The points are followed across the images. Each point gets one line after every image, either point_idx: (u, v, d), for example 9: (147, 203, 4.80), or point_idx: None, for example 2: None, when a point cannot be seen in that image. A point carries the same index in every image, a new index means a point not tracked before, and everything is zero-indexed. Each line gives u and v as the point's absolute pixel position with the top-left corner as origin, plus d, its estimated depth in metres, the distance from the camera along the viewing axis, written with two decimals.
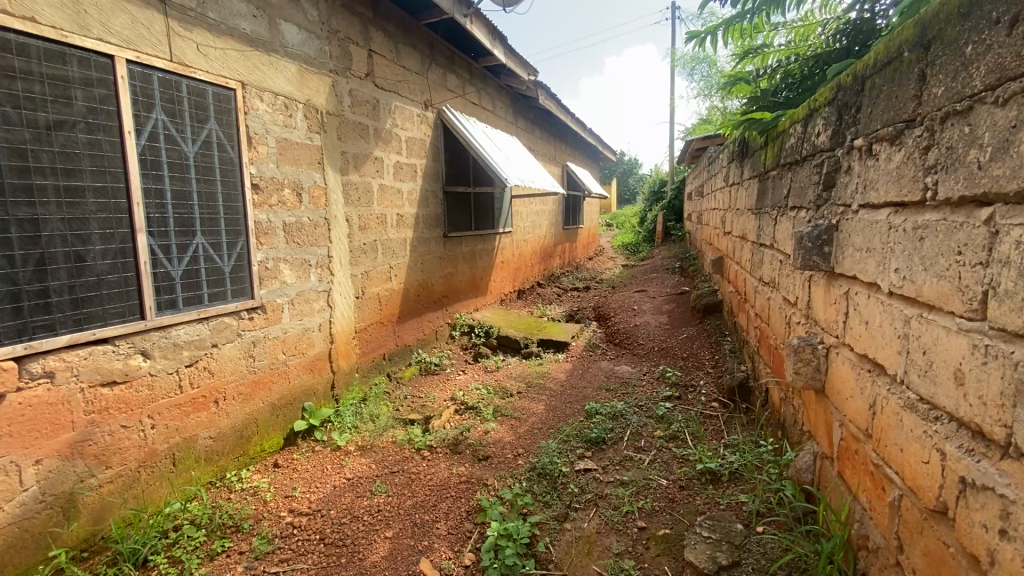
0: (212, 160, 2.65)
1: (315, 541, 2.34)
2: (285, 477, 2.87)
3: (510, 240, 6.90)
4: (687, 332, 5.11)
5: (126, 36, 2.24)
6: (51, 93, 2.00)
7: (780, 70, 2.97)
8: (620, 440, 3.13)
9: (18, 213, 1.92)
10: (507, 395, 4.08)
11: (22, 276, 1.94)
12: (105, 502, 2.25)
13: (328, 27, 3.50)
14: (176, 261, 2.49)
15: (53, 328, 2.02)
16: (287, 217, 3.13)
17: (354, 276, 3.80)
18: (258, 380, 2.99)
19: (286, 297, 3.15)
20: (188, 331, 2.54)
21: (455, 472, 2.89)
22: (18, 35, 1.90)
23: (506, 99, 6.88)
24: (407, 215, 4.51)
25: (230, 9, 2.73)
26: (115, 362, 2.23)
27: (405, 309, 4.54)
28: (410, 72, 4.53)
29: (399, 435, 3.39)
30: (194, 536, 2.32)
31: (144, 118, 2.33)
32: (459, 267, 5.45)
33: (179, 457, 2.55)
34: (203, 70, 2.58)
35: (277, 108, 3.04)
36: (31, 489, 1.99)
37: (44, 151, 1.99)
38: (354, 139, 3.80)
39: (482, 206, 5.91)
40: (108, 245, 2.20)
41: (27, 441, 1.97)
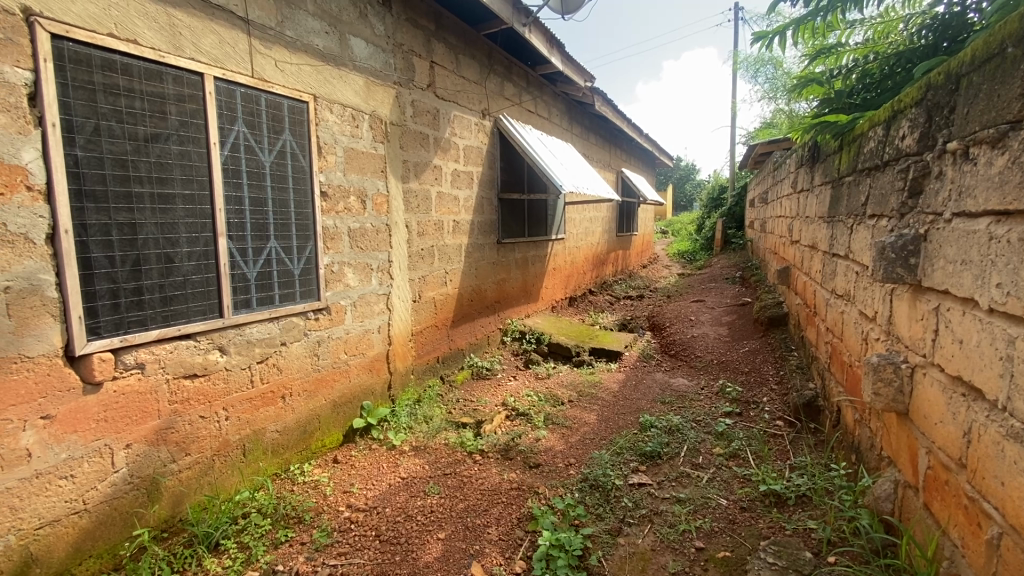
0: (286, 169, 2.81)
1: (372, 537, 2.41)
2: (344, 473, 2.98)
3: (563, 247, 6.88)
4: (749, 345, 4.89)
5: (214, 55, 2.42)
6: (149, 108, 2.18)
7: (858, 70, 2.78)
8: (676, 455, 3.03)
9: (119, 218, 2.09)
10: (559, 403, 4.04)
11: (121, 275, 2.11)
12: (184, 487, 2.41)
13: (394, 40, 3.64)
14: (252, 263, 2.66)
15: (144, 324, 2.19)
16: (352, 223, 3.27)
17: (412, 281, 3.91)
18: (322, 378, 3.12)
19: (349, 299, 3.29)
20: (260, 329, 2.70)
21: (506, 478, 2.90)
22: (122, 57, 2.08)
23: (561, 106, 6.87)
24: (463, 222, 4.59)
25: (305, 26, 2.91)
26: (196, 357, 2.40)
27: (459, 313, 4.62)
28: (469, 81, 4.63)
29: (451, 437, 3.44)
30: (261, 524, 2.45)
31: (227, 130, 2.51)
32: (512, 273, 5.50)
33: (250, 448, 2.71)
34: (279, 84, 2.74)
35: (345, 119, 3.19)
36: (121, 471, 2.16)
37: (142, 162, 2.16)
38: (416, 148, 3.92)
39: (536, 212, 5.94)
40: (194, 247, 2.37)
41: (120, 426, 2.14)
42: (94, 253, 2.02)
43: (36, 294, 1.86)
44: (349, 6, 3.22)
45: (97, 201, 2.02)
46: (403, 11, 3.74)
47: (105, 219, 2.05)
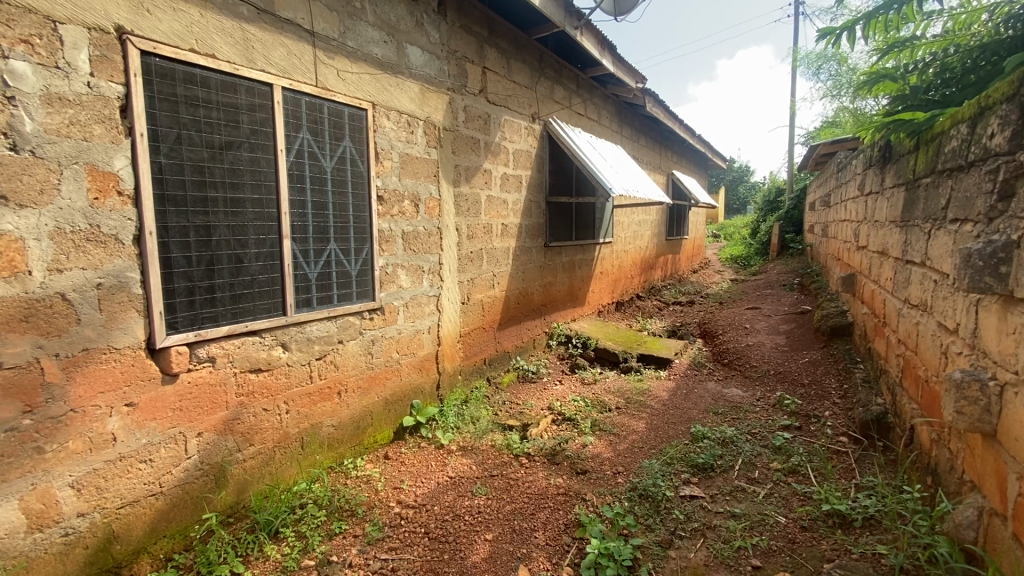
0: (346, 174, 2.93)
1: (421, 534, 2.45)
2: (394, 469, 3.06)
3: (610, 250, 6.79)
4: (809, 356, 4.65)
5: (282, 66, 2.56)
6: (224, 118, 2.32)
7: (935, 63, 2.59)
8: (730, 469, 2.92)
9: (196, 221, 2.23)
10: (606, 409, 3.99)
11: (196, 274, 2.25)
12: (247, 475, 2.54)
13: (448, 47, 3.72)
14: (314, 263, 2.78)
15: (216, 320, 2.33)
16: (406, 226, 3.37)
17: (461, 283, 3.97)
18: (375, 376, 3.22)
19: (401, 300, 3.38)
20: (319, 327, 2.82)
21: (553, 482, 2.88)
22: (202, 70, 2.23)
23: (612, 108, 6.79)
24: (512, 225, 4.62)
25: (365, 37, 3.02)
26: (261, 352, 2.53)
27: (506, 316, 4.65)
28: (520, 85, 4.66)
29: (497, 439, 3.46)
30: (317, 515, 2.55)
31: (293, 138, 2.64)
32: (559, 277, 5.49)
33: (307, 441, 2.82)
34: (341, 92, 2.86)
35: (401, 125, 3.29)
36: (193, 457, 2.30)
37: (217, 168, 2.30)
38: (467, 152, 3.98)
39: (585, 216, 5.89)
40: (261, 248, 2.51)
41: (193, 415, 2.28)
42: (173, 253, 2.17)
43: (123, 290, 2.01)
44: (406, 15, 3.32)
45: (177, 204, 2.17)
46: (458, 18, 3.82)
47: (183, 222, 2.19)
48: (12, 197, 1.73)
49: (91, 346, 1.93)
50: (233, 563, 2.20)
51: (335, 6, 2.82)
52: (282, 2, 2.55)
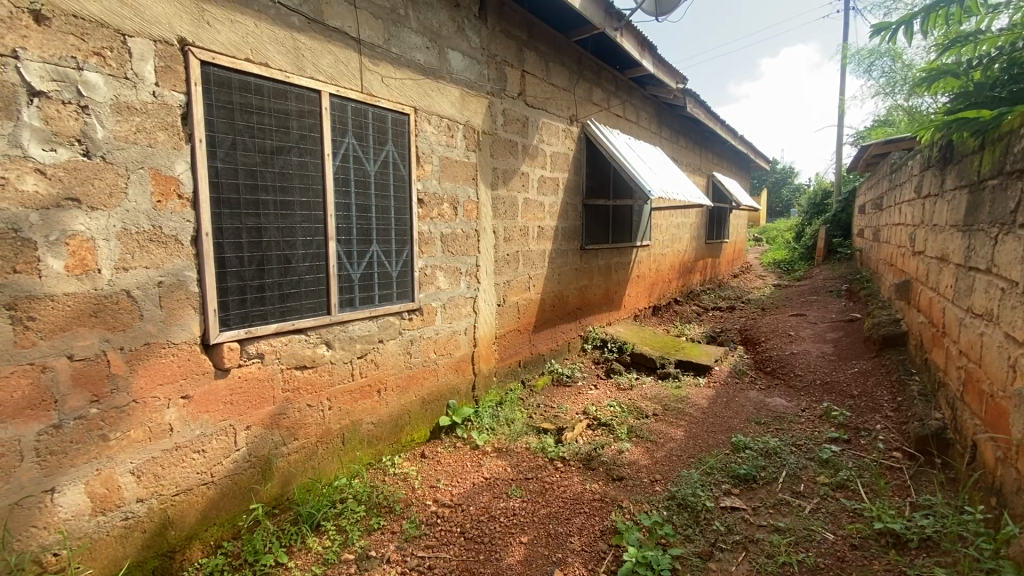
0: (388, 178, 3.00)
1: (457, 533, 2.48)
2: (431, 468, 3.10)
3: (648, 254, 6.69)
4: (858, 366, 4.45)
5: (330, 73, 2.64)
6: (275, 124, 2.42)
7: (1003, 58, 2.43)
8: (774, 481, 2.82)
9: (247, 223, 2.33)
10: (643, 415, 3.92)
11: (247, 274, 2.35)
12: (292, 469, 2.62)
13: (488, 52, 3.75)
14: (357, 264, 2.86)
15: (265, 318, 2.43)
16: (444, 228, 3.42)
17: (498, 285, 4.00)
18: (413, 375, 3.28)
19: (439, 301, 3.43)
20: (361, 327, 2.89)
21: (589, 488, 2.86)
22: (256, 78, 2.33)
23: (651, 109, 6.69)
24: (548, 227, 4.62)
25: (409, 43, 3.09)
26: (307, 350, 2.62)
27: (541, 319, 4.64)
28: (558, 88, 4.66)
29: (532, 442, 3.45)
30: (357, 510, 2.61)
31: (339, 143, 2.72)
32: (595, 280, 5.44)
33: (348, 437, 2.90)
34: (385, 98, 2.93)
35: (441, 129, 3.34)
36: (242, 449, 2.40)
37: (268, 172, 2.40)
38: (506, 156, 4.01)
39: (622, 219, 5.83)
40: (308, 250, 2.60)
41: (243, 409, 2.37)
42: (227, 254, 2.27)
43: (181, 289, 2.12)
44: (448, 21, 3.38)
45: (231, 207, 2.27)
46: (498, 22, 3.85)
47: (237, 224, 2.30)
48: (85, 199, 1.85)
49: (152, 341, 2.04)
50: (278, 554, 2.28)
51: (380, 14, 2.90)
52: (331, 11, 2.63)
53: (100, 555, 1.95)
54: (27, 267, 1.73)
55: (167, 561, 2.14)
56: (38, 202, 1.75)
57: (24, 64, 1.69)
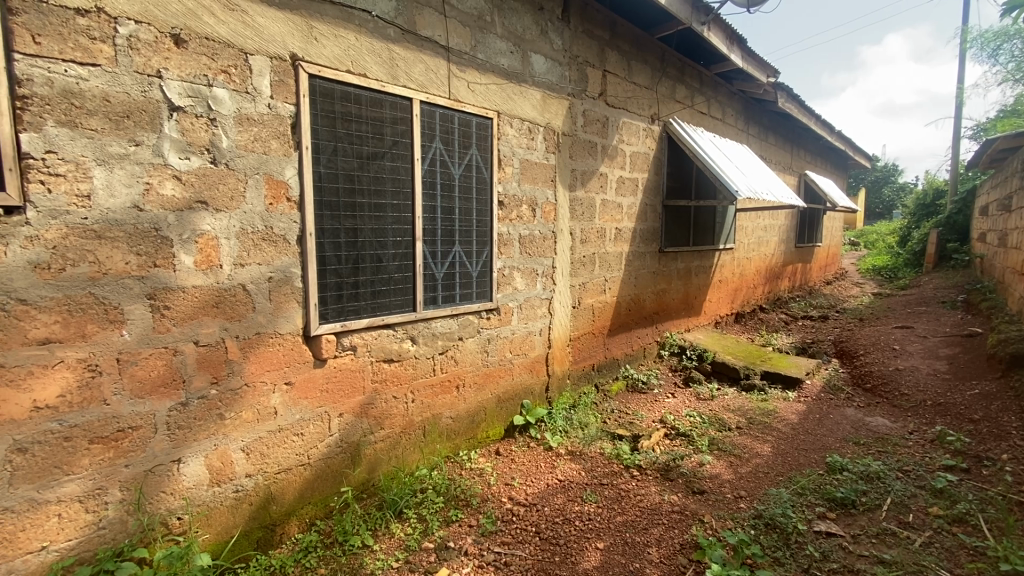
0: (471, 181, 3.09)
1: (532, 533, 2.49)
2: (506, 466, 3.14)
3: (731, 257, 6.35)
4: (979, 388, 3.96)
5: (421, 81, 2.77)
6: (372, 130, 2.57)
7: None
8: (877, 509, 2.58)
9: (345, 224, 2.49)
10: (725, 428, 3.73)
11: (344, 271, 2.51)
12: (378, 456, 2.76)
13: (571, 53, 3.75)
14: (440, 264, 2.96)
15: (359, 313, 2.58)
16: (523, 230, 3.46)
17: (573, 287, 3.97)
18: (490, 373, 3.35)
19: (516, 302, 3.47)
20: (443, 324, 3.00)
21: (667, 499, 2.77)
22: (355, 89, 2.48)
23: (738, 105, 6.35)
24: (626, 229, 4.53)
25: (494, 48, 3.17)
26: (393, 344, 2.76)
27: (617, 322, 4.55)
28: (640, 86, 4.56)
29: (607, 448, 3.40)
30: (436, 501, 2.71)
31: (427, 148, 2.84)
32: (673, 284, 5.26)
33: (428, 430, 3.01)
34: (470, 103, 3.02)
35: (522, 132, 3.39)
36: (335, 435, 2.56)
37: (364, 176, 2.55)
38: (585, 156, 3.98)
39: (705, 220, 5.58)
40: (397, 249, 2.74)
41: (337, 397, 2.54)
42: (327, 253, 2.44)
43: (288, 284, 2.31)
44: (532, 24, 3.42)
45: (332, 209, 2.44)
46: (582, 23, 3.84)
47: (336, 225, 2.46)
48: (211, 202, 2.07)
49: (262, 331, 2.24)
50: (364, 536, 2.41)
51: (468, 21, 2.99)
52: (423, 21, 2.75)
53: (215, 522, 2.17)
54: (164, 261, 1.96)
55: (269, 533, 2.34)
56: (175, 204, 1.97)
57: (166, 82, 1.92)
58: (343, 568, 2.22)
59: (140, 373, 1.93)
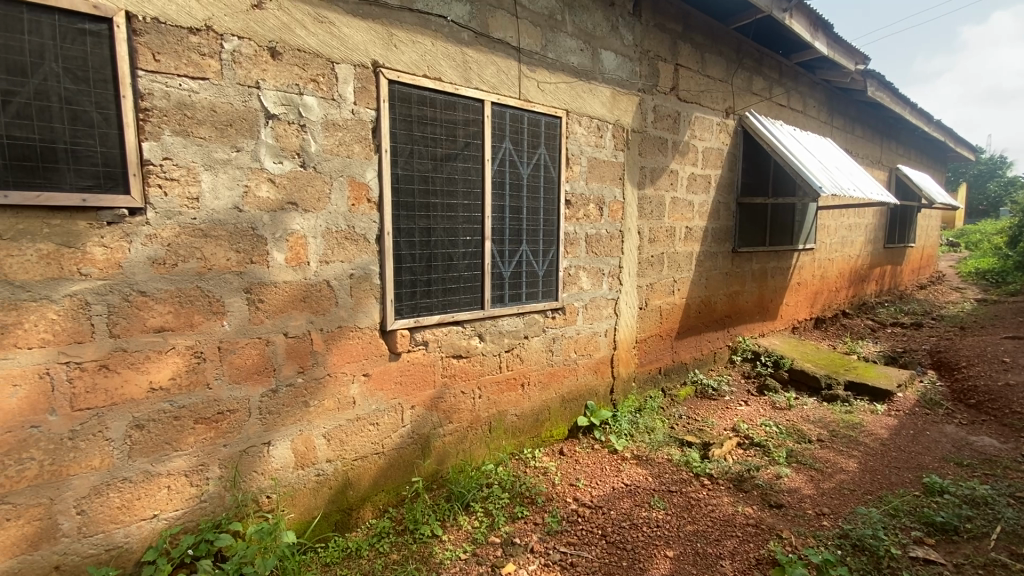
0: (539, 180, 3.10)
1: (598, 535, 2.47)
2: (570, 466, 3.13)
3: (811, 259, 5.95)
4: None
5: (493, 83, 2.81)
6: (445, 133, 2.64)
7: None
8: (984, 537, 2.33)
9: (419, 224, 2.58)
10: (805, 440, 3.50)
11: (418, 269, 2.60)
12: (447, 449, 2.84)
13: (642, 48, 3.67)
14: (508, 263, 3.00)
15: (430, 309, 2.67)
16: (590, 229, 3.43)
17: (640, 287, 3.88)
18: (554, 373, 3.35)
19: (582, 302, 3.45)
20: (509, 322, 3.03)
21: (741, 511, 2.65)
22: (430, 92, 2.56)
23: (822, 95, 5.94)
24: (697, 228, 4.36)
25: (564, 47, 3.16)
26: (462, 341, 2.82)
27: (686, 325, 4.39)
28: (714, 80, 4.37)
29: (675, 454, 3.30)
30: (502, 496, 2.74)
31: (497, 148, 2.88)
32: (747, 286, 5.00)
33: (494, 426, 3.05)
34: (540, 103, 3.04)
35: (591, 131, 3.36)
36: (407, 427, 2.66)
37: (438, 177, 2.63)
38: (655, 153, 3.87)
39: (783, 219, 5.27)
40: (467, 248, 2.80)
41: (409, 390, 2.64)
42: (402, 251, 2.54)
43: (367, 280, 2.42)
44: (603, 21, 3.38)
45: (408, 209, 2.54)
46: (654, 17, 3.75)
47: (411, 224, 2.56)
48: (301, 203, 2.21)
49: (343, 324, 2.37)
50: (434, 526, 2.49)
51: (539, 22, 3.01)
52: (495, 24, 2.80)
53: (299, 502, 2.32)
54: (260, 258, 2.11)
55: (346, 517, 2.46)
56: (269, 206, 2.13)
57: (263, 92, 2.07)
58: (414, 556, 2.30)
59: (238, 361, 2.10)
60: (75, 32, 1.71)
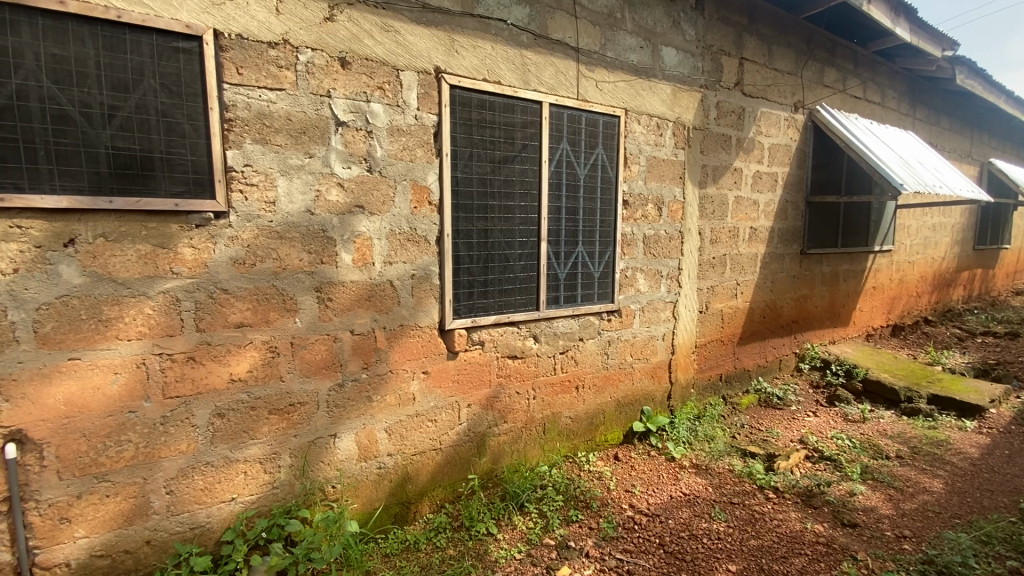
0: (596, 180, 3.07)
1: (656, 544, 2.42)
2: (625, 472, 3.07)
3: (889, 261, 5.54)
4: None
5: (551, 84, 2.81)
6: (503, 135, 2.67)
7: None
8: None
9: (476, 225, 2.63)
10: (882, 456, 3.26)
11: (475, 269, 2.64)
12: (501, 448, 2.87)
13: (704, 43, 3.55)
14: (564, 264, 2.99)
15: (487, 310, 2.70)
16: (648, 230, 3.36)
17: (701, 290, 3.76)
18: (610, 376, 3.30)
19: (638, 304, 3.38)
20: (564, 324, 3.02)
21: (810, 528, 2.51)
22: (490, 96, 2.60)
23: (903, 85, 5.51)
24: (762, 229, 4.17)
25: (624, 45, 3.11)
26: (517, 342, 2.84)
27: (749, 330, 4.20)
28: (782, 73, 4.17)
29: (736, 465, 3.17)
30: (556, 499, 2.73)
31: (555, 149, 2.88)
32: (817, 290, 4.73)
33: (548, 427, 3.05)
34: (598, 102, 3.01)
35: (651, 129, 3.29)
36: (463, 424, 2.70)
37: (496, 179, 2.66)
38: (717, 151, 3.73)
39: (857, 218, 4.94)
40: (524, 249, 2.81)
41: (466, 389, 2.68)
42: (461, 252, 2.58)
43: (427, 280, 2.49)
44: (664, 17, 3.30)
45: (466, 211, 2.58)
46: (717, 11, 3.62)
47: (469, 226, 2.60)
48: (367, 206, 2.30)
49: (404, 323, 2.44)
50: (489, 524, 2.51)
51: (599, 21, 2.98)
52: (554, 25, 2.80)
53: (361, 494, 2.41)
54: (330, 258, 2.22)
55: (405, 510, 2.53)
56: (339, 209, 2.23)
57: (334, 101, 2.17)
58: (470, 553, 2.33)
59: (308, 355, 2.21)
60: (170, 50, 1.86)
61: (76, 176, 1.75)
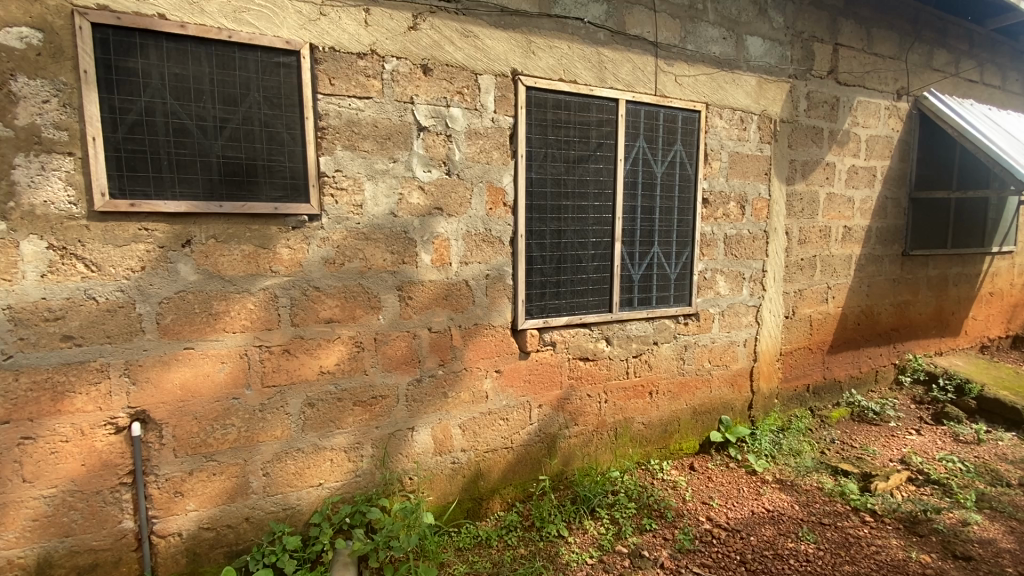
0: (674, 179, 2.97)
1: (736, 561, 2.30)
2: (702, 483, 2.95)
3: (1011, 264, 4.92)
4: None
5: (628, 81, 2.75)
6: (578, 135, 2.65)
7: None
8: None
9: (549, 226, 2.62)
10: (1002, 483, 2.91)
11: (547, 270, 2.64)
12: (572, 450, 2.84)
13: (794, 30, 3.33)
14: (638, 265, 2.91)
15: (559, 310, 2.69)
16: (729, 229, 3.20)
17: (787, 294, 3.52)
18: (685, 382, 3.17)
19: (717, 308, 3.23)
20: (638, 327, 2.95)
21: (915, 558, 2.28)
22: (566, 96, 2.58)
23: None
24: (857, 228, 3.84)
25: (706, 36, 2.98)
26: (590, 343, 2.81)
27: (842, 338, 3.89)
28: (884, 57, 3.82)
29: (826, 483, 2.94)
30: (629, 506, 2.67)
31: (631, 147, 2.81)
32: (921, 295, 4.29)
33: (620, 432, 2.98)
34: (678, 98, 2.90)
35: (734, 123, 3.13)
36: (534, 424, 2.71)
37: (570, 179, 2.64)
38: (808, 145, 3.49)
39: (971, 216, 4.43)
40: (597, 250, 2.78)
41: (538, 389, 2.69)
42: (534, 253, 2.59)
43: (501, 281, 2.52)
44: (749, 5, 3.13)
45: (540, 212, 2.59)
46: None
47: (542, 227, 2.61)
48: (446, 208, 2.36)
49: (479, 322, 2.49)
50: (560, 526, 2.50)
51: (679, 13, 2.87)
52: (632, 20, 2.73)
53: (436, 487, 2.48)
54: (410, 258, 2.31)
55: (477, 506, 2.58)
56: (419, 211, 2.31)
57: (416, 107, 2.25)
58: (541, 554, 2.33)
59: (390, 351, 2.31)
60: (272, 65, 2.01)
61: (193, 183, 1.93)
